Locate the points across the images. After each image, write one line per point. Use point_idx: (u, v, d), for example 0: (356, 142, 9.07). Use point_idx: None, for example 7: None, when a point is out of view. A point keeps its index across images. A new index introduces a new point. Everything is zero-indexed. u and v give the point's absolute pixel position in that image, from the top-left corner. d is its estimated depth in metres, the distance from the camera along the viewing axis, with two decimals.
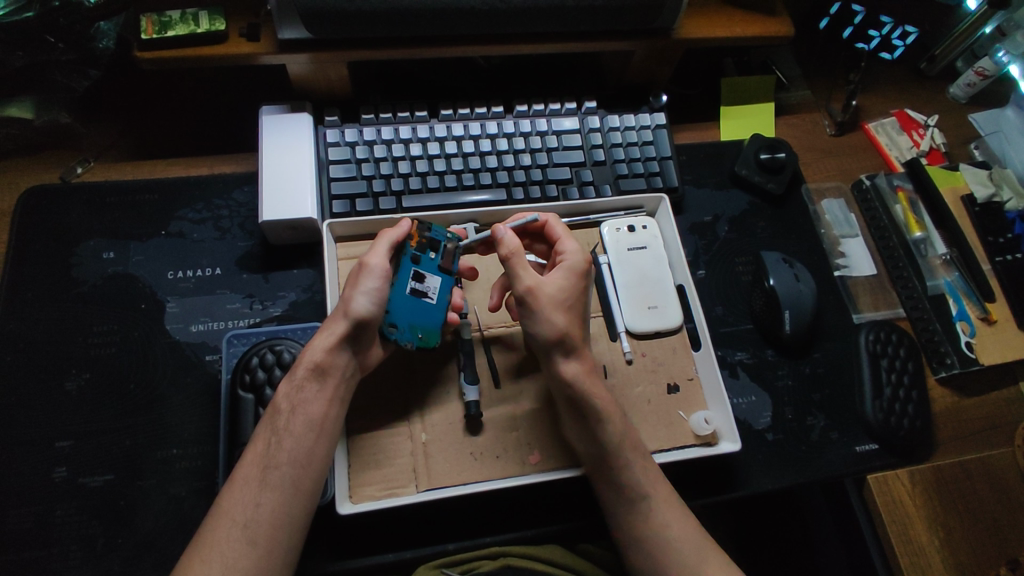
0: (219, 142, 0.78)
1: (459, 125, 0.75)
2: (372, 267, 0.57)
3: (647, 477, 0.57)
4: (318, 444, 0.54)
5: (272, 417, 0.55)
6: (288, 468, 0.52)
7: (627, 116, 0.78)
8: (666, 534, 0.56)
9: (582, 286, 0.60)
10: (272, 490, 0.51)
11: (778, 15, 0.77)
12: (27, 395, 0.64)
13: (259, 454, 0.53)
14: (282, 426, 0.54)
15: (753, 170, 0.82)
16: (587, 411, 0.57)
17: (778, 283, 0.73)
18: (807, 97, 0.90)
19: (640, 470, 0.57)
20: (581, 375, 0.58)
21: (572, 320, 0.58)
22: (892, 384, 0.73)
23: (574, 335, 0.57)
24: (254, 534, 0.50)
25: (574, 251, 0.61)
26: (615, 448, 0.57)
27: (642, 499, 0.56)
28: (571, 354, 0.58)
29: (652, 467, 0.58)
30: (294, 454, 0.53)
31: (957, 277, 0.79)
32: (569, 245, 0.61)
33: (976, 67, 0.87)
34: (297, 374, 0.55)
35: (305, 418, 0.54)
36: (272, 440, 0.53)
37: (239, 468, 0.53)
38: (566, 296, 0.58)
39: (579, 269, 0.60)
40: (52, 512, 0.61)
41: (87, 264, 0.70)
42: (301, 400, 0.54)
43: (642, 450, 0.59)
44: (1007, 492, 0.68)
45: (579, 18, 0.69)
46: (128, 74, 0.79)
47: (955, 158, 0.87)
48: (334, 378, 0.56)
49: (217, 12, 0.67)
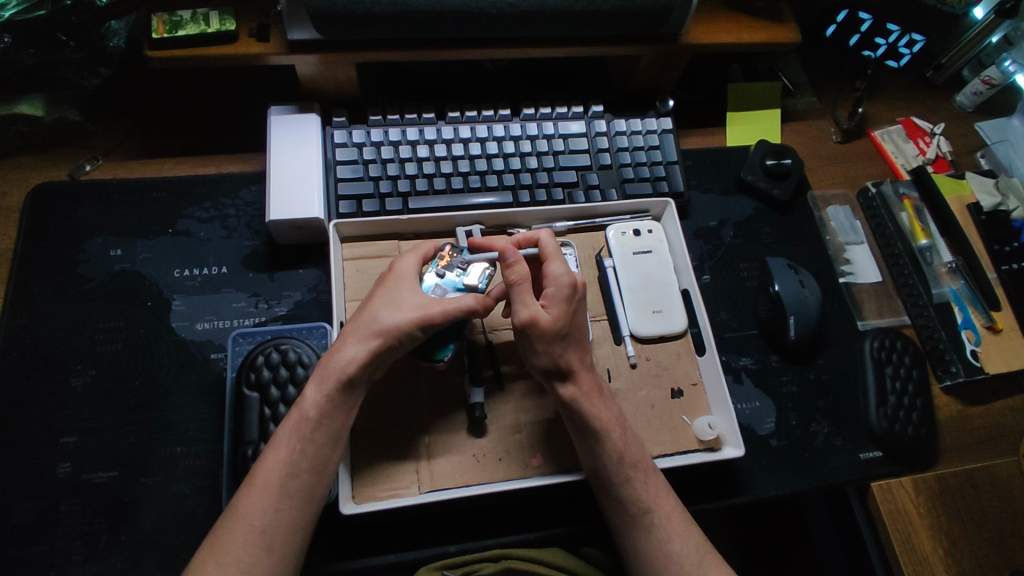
0: (228, 141, 0.78)
1: (466, 127, 0.75)
2: (430, 313, 0.56)
3: (651, 492, 0.57)
4: (337, 453, 0.54)
5: (299, 423, 0.53)
6: (307, 476, 0.52)
7: (633, 121, 0.79)
8: (671, 548, 0.55)
9: (573, 311, 0.58)
10: (290, 497, 0.52)
11: (786, 22, 0.77)
12: (33, 390, 0.64)
13: (282, 460, 0.52)
14: (306, 435, 0.53)
15: (759, 176, 0.82)
16: (591, 427, 0.57)
17: (784, 289, 0.73)
18: (813, 104, 0.90)
19: (644, 482, 0.57)
20: (584, 394, 0.58)
21: (570, 348, 0.58)
22: (897, 392, 0.73)
23: (574, 361, 0.58)
24: (271, 541, 0.50)
25: (560, 275, 0.58)
26: (621, 462, 0.57)
27: (646, 513, 0.56)
28: (569, 376, 0.58)
29: (655, 480, 0.58)
30: (314, 462, 0.53)
31: (962, 285, 0.79)
32: (555, 268, 0.58)
33: (983, 76, 0.88)
34: (328, 382, 0.54)
35: (329, 427, 0.54)
36: (295, 448, 0.53)
37: (257, 472, 0.52)
38: (563, 323, 0.57)
39: (564, 296, 0.58)
40: (55, 508, 0.61)
41: (94, 261, 0.70)
42: (328, 411, 0.54)
43: (647, 464, 0.58)
44: (1011, 502, 0.67)
45: (587, 23, 0.69)
46: (136, 73, 0.79)
47: (961, 166, 0.87)
48: (356, 392, 0.55)
49: (227, 13, 0.67)
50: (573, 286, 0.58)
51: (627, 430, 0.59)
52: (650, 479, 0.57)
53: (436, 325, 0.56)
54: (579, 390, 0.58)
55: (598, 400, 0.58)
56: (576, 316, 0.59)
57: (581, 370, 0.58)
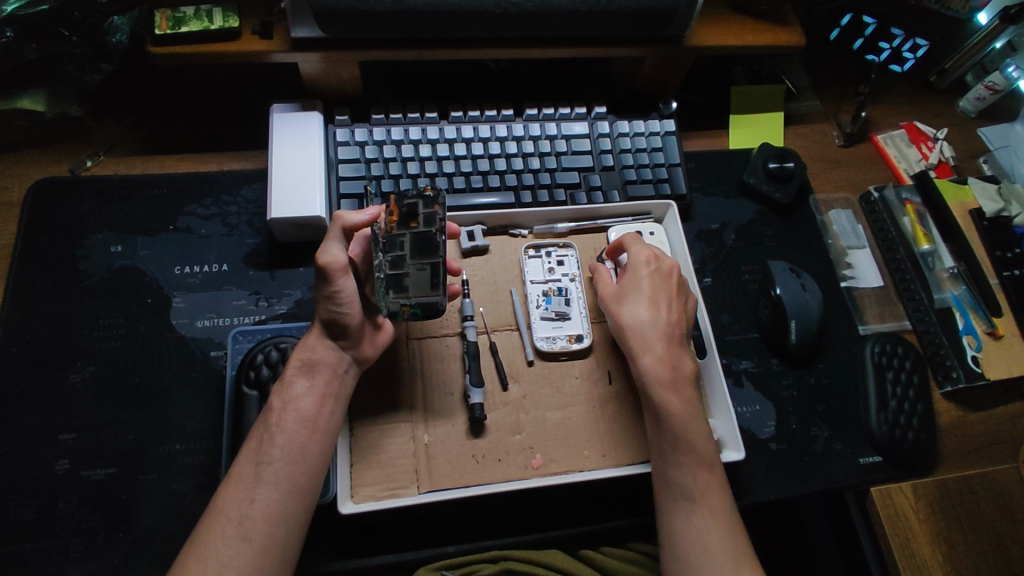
0: (229, 138, 0.78)
1: (469, 127, 0.75)
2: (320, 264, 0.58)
3: (699, 484, 0.57)
4: (313, 440, 0.55)
5: (266, 414, 0.56)
6: (281, 464, 0.53)
7: (636, 122, 0.79)
8: (706, 538, 0.55)
9: (642, 283, 0.64)
10: (266, 486, 0.52)
11: (791, 25, 0.77)
12: (32, 386, 0.64)
13: (253, 450, 0.54)
14: (274, 423, 0.55)
15: (762, 179, 0.82)
16: (658, 407, 0.59)
17: (785, 292, 0.72)
18: (817, 107, 0.90)
19: (695, 472, 0.57)
20: (661, 367, 0.60)
21: (639, 314, 0.62)
22: (898, 397, 0.73)
23: (641, 314, 0.62)
24: (249, 532, 0.50)
25: (637, 254, 0.66)
26: (675, 445, 0.58)
27: (689, 499, 0.56)
28: (644, 347, 0.61)
29: (699, 469, 0.57)
30: (287, 450, 0.53)
31: (963, 290, 0.79)
32: (635, 250, 0.66)
33: (986, 81, 0.87)
34: (288, 370, 0.57)
35: (296, 414, 0.55)
36: (265, 438, 0.54)
37: (234, 466, 0.54)
38: (630, 291, 0.64)
39: (632, 271, 0.65)
40: (54, 504, 0.60)
41: (95, 257, 0.70)
42: (291, 398, 0.56)
43: (707, 455, 0.58)
44: (1011, 509, 0.67)
45: (590, 23, 0.69)
46: (139, 69, 0.79)
47: (964, 171, 0.87)
48: (322, 374, 0.57)
49: (230, 9, 0.67)
50: (647, 263, 0.65)
51: (696, 408, 0.59)
52: (694, 446, 0.57)
53: (328, 271, 0.56)
54: (657, 365, 0.60)
55: (671, 378, 0.60)
56: (649, 288, 0.64)
57: (653, 328, 0.62)
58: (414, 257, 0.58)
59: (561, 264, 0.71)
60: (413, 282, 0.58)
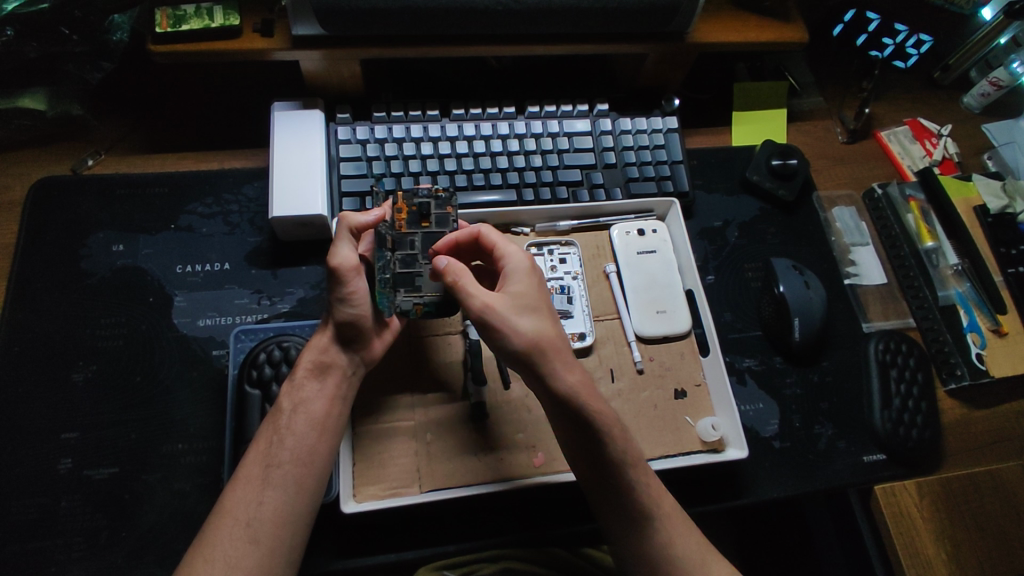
0: (229, 136, 0.78)
1: (471, 125, 0.75)
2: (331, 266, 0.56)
3: (677, 542, 0.55)
4: (321, 443, 0.55)
5: (274, 416, 0.56)
6: (290, 467, 0.53)
7: (638, 119, 0.78)
8: None
9: (535, 285, 0.58)
10: (275, 488, 0.52)
11: (794, 22, 0.77)
12: (34, 385, 0.64)
13: (263, 453, 0.54)
14: (284, 426, 0.55)
15: (764, 176, 0.81)
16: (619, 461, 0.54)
17: (788, 290, 0.72)
18: (819, 104, 0.89)
19: (674, 529, 0.55)
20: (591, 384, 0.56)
21: (542, 322, 0.56)
22: (901, 395, 0.73)
23: (546, 323, 0.56)
24: (256, 534, 0.50)
25: (514, 254, 0.59)
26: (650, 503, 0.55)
27: (668, 557, 0.54)
28: (568, 363, 0.55)
29: (679, 526, 0.55)
30: (296, 453, 0.53)
31: (968, 288, 0.78)
32: (510, 249, 0.59)
33: (991, 77, 0.87)
34: (299, 371, 0.57)
35: (307, 416, 0.55)
36: (274, 440, 0.54)
37: (242, 469, 0.53)
38: (529, 299, 0.56)
39: (520, 270, 0.58)
40: (57, 503, 0.60)
41: (97, 256, 0.70)
42: (301, 400, 0.56)
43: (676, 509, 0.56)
44: (1015, 507, 0.67)
45: (593, 20, 0.69)
46: (139, 67, 0.79)
47: (967, 168, 0.87)
48: (333, 377, 0.57)
49: (231, 8, 0.67)
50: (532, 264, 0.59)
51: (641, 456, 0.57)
52: (660, 502, 0.55)
53: (340, 273, 0.55)
54: (582, 380, 0.56)
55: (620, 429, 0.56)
56: (539, 290, 0.58)
57: (562, 338, 0.56)
58: (427, 257, 0.59)
59: (563, 262, 0.71)
60: (426, 281, 0.59)
